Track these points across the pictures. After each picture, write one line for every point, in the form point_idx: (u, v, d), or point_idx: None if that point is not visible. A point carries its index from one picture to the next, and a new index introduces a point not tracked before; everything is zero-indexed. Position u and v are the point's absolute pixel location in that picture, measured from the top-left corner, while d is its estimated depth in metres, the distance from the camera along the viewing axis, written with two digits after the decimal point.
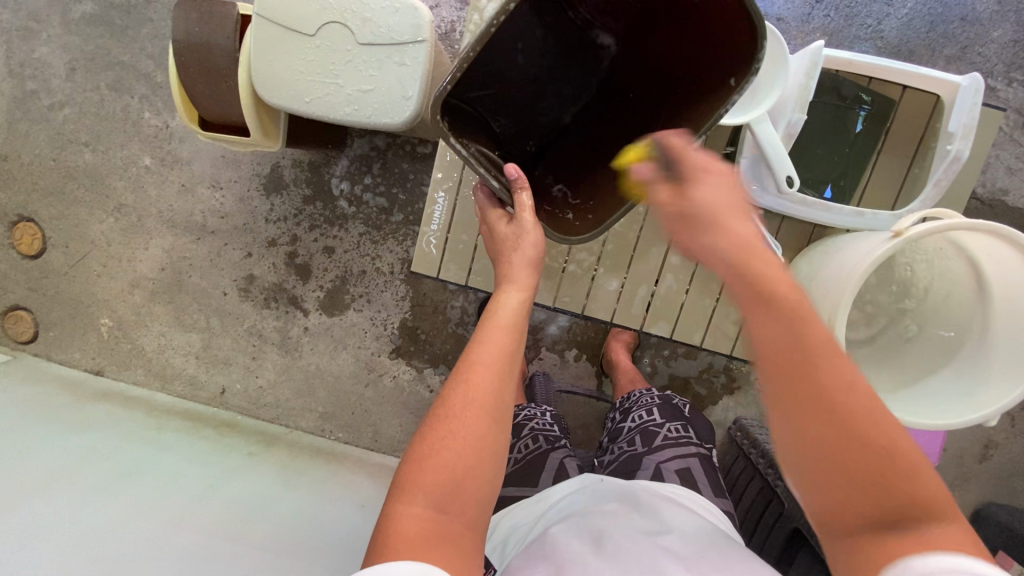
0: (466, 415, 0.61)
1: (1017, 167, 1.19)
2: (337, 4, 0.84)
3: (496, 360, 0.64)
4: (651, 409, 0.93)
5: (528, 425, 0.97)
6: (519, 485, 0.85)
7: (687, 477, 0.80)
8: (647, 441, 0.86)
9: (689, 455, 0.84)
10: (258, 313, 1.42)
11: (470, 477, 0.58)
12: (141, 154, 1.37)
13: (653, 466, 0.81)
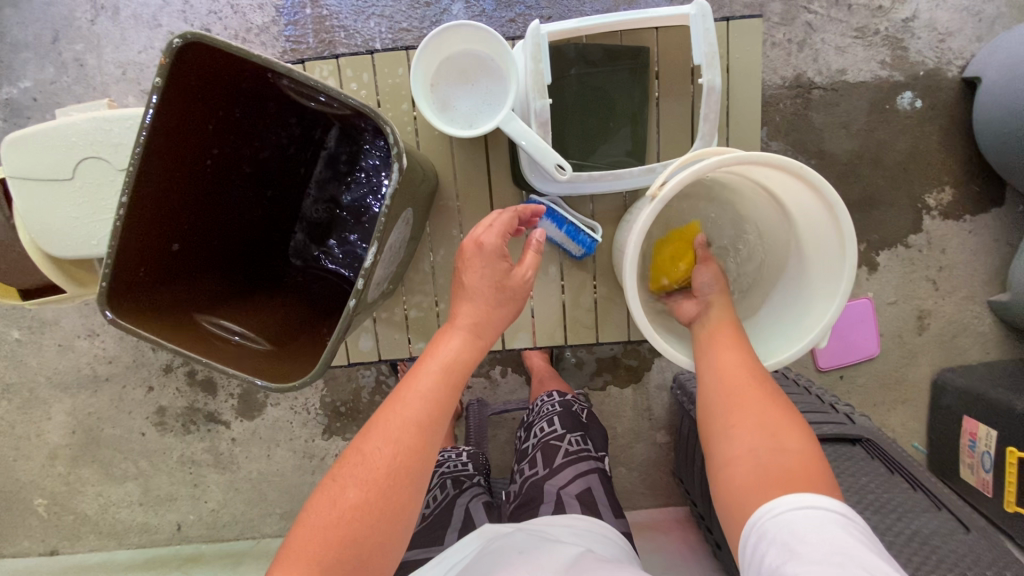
0: (382, 487, 0.58)
1: (846, 44, 1.17)
2: (83, 139, 0.80)
3: (408, 432, 0.60)
4: (552, 419, 0.91)
5: (437, 471, 0.94)
6: (424, 546, 0.79)
7: (587, 500, 0.77)
8: (548, 460, 0.84)
9: (588, 473, 0.81)
10: (182, 441, 1.38)
11: (375, 553, 0.56)
12: (8, 330, 1.32)
13: (553, 495, 0.78)
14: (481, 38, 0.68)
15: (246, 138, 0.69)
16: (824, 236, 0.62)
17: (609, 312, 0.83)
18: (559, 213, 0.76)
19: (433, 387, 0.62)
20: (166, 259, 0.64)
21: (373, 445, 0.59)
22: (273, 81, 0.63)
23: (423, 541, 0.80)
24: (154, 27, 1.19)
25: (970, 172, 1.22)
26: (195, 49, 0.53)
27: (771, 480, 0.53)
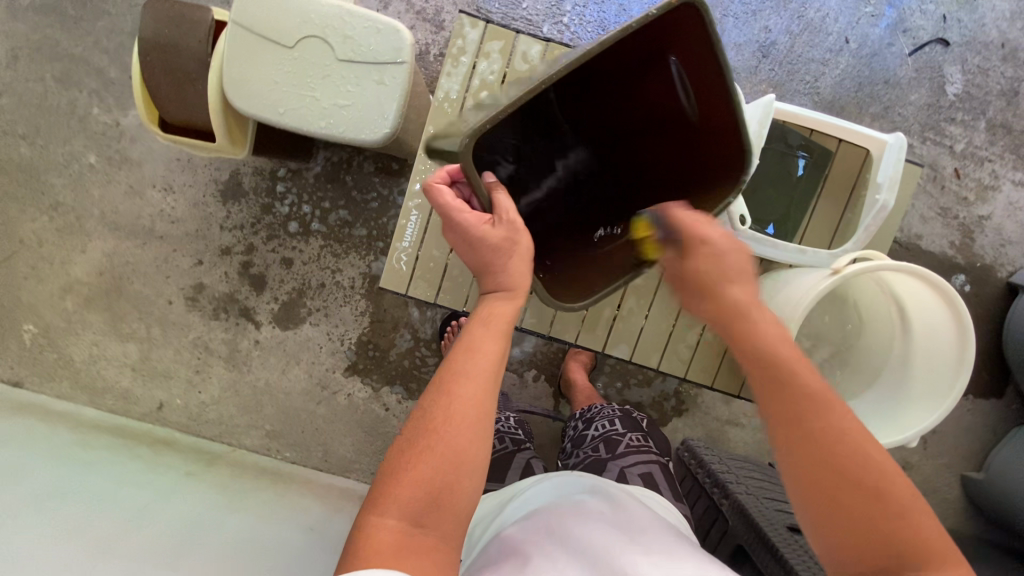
0: (452, 429, 0.56)
1: (929, 216, 1.34)
2: (317, 19, 0.85)
3: (479, 380, 0.59)
4: (614, 419, 1.04)
5: (495, 426, 1.03)
6: (485, 481, 0.92)
7: (648, 481, 0.89)
8: (611, 448, 0.97)
9: (650, 462, 0.93)
10: (205, 324, 1.35)
11: (450, 491, 0.55)
12: (85, 152, 1.29)
13: (617, 469, 0.91)
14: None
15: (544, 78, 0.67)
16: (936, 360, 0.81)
17: (705, 354, 0.91)
18: None
19: (495, 334, 0.62)
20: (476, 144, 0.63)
21: (449, 392, 0.58)
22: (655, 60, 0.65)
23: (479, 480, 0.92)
24: None
25: (986, 360, 1.39)
26: (691, 13, 0.58)
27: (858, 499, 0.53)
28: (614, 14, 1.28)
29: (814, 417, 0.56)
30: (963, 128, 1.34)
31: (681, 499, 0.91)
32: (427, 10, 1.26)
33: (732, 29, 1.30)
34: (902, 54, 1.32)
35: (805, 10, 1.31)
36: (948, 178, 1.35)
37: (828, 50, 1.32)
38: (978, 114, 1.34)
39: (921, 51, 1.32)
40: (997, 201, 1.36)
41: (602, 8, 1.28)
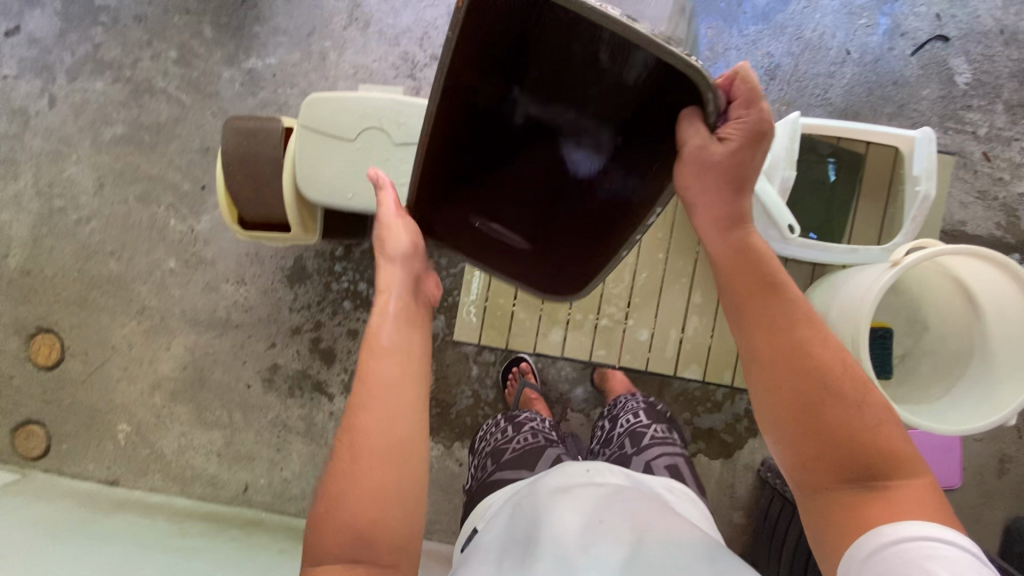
0: (368, 457, 0.67)
1: (969, 201, 1.35)
2: (374, 111, 0.96)
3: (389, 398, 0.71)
4: (640, 415, 1.18)
5: (529, 424, 1.18)
6: (518, 469, 1.04)
7: (674, 470, 1.00)
8: (638, 442, 1.09)
9: (674, 454, 1.05)
10: (282, 403, 1.42)
11: (384, 522, 0.64)
12: (166, 258, 1.43)
13: (643, 460, 1.02)
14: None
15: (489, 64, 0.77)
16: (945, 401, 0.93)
17: None
18: None
19: (392, 361, 0.74)
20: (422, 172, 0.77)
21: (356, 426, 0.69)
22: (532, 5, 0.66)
23: (518, 465, 1.05)
24: (393, 45, 1.40)
25: None
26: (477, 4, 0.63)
27: (838, 439, 0.64)
28: None
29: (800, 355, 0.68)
30: (981, 113, 1.37)
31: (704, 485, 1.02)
32: None
33: (736, 59, 1.39)
34: (905, 56, 1.38)
35: (802, 31, 1.39)
36: (978, 161, 1.36)
37: (832, 64, 1.39)
38: (993, 98, 1.38)
39: (923, 50, 1.38)
40: None
41: None
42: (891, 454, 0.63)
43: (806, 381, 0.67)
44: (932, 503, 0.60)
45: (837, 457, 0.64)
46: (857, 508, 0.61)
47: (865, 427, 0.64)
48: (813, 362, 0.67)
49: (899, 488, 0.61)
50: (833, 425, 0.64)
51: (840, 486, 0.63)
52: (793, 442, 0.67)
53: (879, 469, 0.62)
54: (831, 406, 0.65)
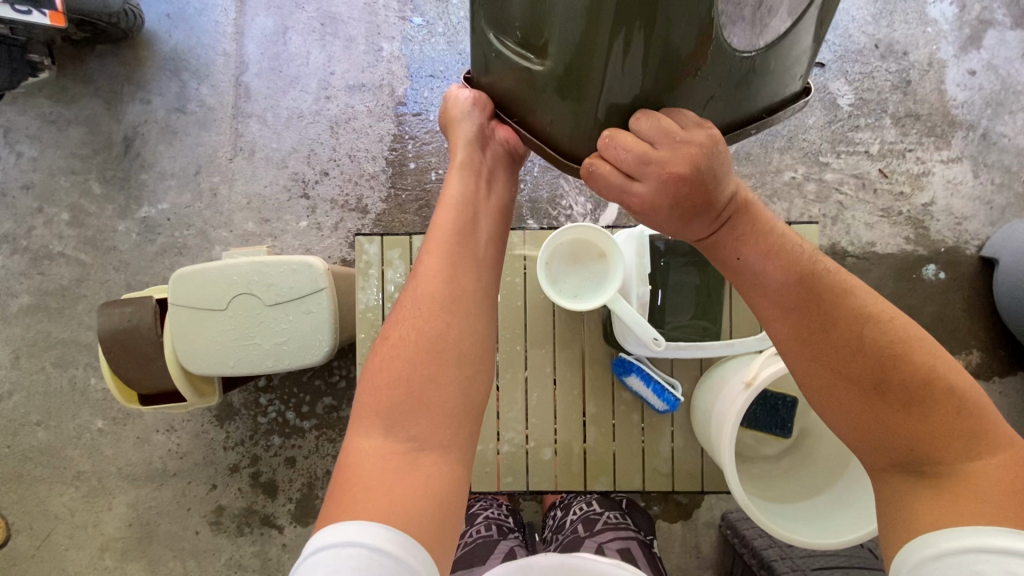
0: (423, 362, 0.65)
1: (874, 220, 1.35)
2: (240, 278, 0.95)
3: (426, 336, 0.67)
4: (593, 500, 1.16)
5: (482, 515, 1.20)
6: (469, 566, 1.05)
7: (627, 555, 1.01)
8: (590, 526, 1.09)
9: (628, 538, 1.05)
10: (233, 543, 1.39)
11: (429, 400, 0.63)
12: (93, 419, 1.41)
13: (594, 544, 1.03)
14: (588, 232, 0.85)
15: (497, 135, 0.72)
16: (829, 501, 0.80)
17: (685, 460, 0.91)
18: (645, 370, 0.87)
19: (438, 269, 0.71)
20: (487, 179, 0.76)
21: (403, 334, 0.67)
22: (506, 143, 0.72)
23: (469, 562, 1.06)
24: (281, 167, 1.40)
25: (997, 337, 1.33)
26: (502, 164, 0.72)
27: (897, 411, 0.62)
28: None
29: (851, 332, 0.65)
30: (871, 131, 1.37)
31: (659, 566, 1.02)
32: (350, 201, 1.39)
33: None
34: None
35: None
36: (876, 179, 1.36)
37: None
38: (880, 113, 1.38)
39: None
40: (934, 184, 1.35)
41: None
42: (959, 433, 0.60)
43: (857, 359, 0.64)
44: (1002, 488, 0.55)
45: (896, 432, 0.62)
46: (914, 493, 0.59)
47: (930, 407, 0.61)
48: (865, 342, 0.65)
49: (968, 468, 0.58)
50: (884, 411, 0.63)
51: (891, 467, 0.63)
52: (848, 416, 0.65)
53: (941, 451, 0.60)
54: (896, 379, 0.63)
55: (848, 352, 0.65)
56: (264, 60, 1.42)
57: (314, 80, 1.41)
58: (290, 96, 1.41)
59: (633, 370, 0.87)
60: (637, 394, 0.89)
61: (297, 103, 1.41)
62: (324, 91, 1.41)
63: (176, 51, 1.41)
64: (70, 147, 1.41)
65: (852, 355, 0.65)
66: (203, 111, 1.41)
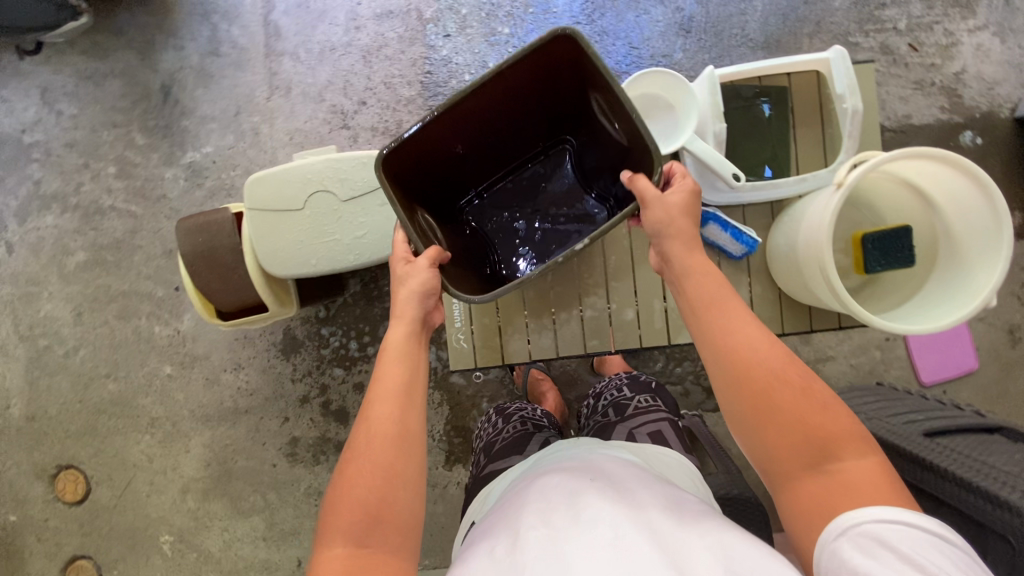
0: (376, 449, 0.69)
1: (908, 94, 1.37)
2: (315, 175, 0.97)
3: (391, 435, 0.70)
4: (621, 388, 1.18)
5: (520, 414, 1.18)
6: (507, 456, 1.02)
7: (658, 434, 0.99)
8: (621, 411, 1.09)
9: (659, 420, 1.04)
10: (311, 472, 1.43)
11: (386, 508, 0.66)
12: (161, 366, 1.44)
13: (625, 430, 1.02)
14: (656, 81, 0.87)
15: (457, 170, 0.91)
16: (954, 296, 0.74)
17: (765, 306, 0.94)
18: (722, 218, 0.89)
19: (388, 363, 0.74)
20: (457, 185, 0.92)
21: (366, 420, 0.71)
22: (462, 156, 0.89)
23: (507, 452, 1.04)
24: (319, 101, 1.42)
25: None
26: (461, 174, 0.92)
27: (795, 422, 0.66)
28: None
29: (749, 354, 0.69)
30: (897, 7, 1.38)
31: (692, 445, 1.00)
32: (390, 127, 1.41)
33: (649, 24, 1.41)
34: None
35: None
36: (907, 54, 1.37)
37: (740, 2, 1.40)
38: None
39: None
40: (963, 53, 1.37)
41: None
42: (837, 436, 0.65)
43: (756, 386, 0.68)
44: (873, 484, 0.60)
45: (788, 441, 0.66)
46: (819, 493, 0.63)
47: (817, 417, 0.65)
48: (758, 365, 0.68)
49: (850, 467, 0.62)
50: (779, 423, 0.66)
51: (799, 472, 0.65)
52: (747, 429, 0.69)
53: (832, 450, 0.64)
54: (786, 397, 0.67)
55: (746, 370, 0.68)
56: None
57: (342, 13, 1.43)
58: (320, 29, 1.43)
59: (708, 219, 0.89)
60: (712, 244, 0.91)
61: (328, 37, 1.43)
62: (354, 22, 1.43)
63: None
64: (109, 101, 1.42)
65: (748, 371, 0.68)
66: (236, 52, 1.42)
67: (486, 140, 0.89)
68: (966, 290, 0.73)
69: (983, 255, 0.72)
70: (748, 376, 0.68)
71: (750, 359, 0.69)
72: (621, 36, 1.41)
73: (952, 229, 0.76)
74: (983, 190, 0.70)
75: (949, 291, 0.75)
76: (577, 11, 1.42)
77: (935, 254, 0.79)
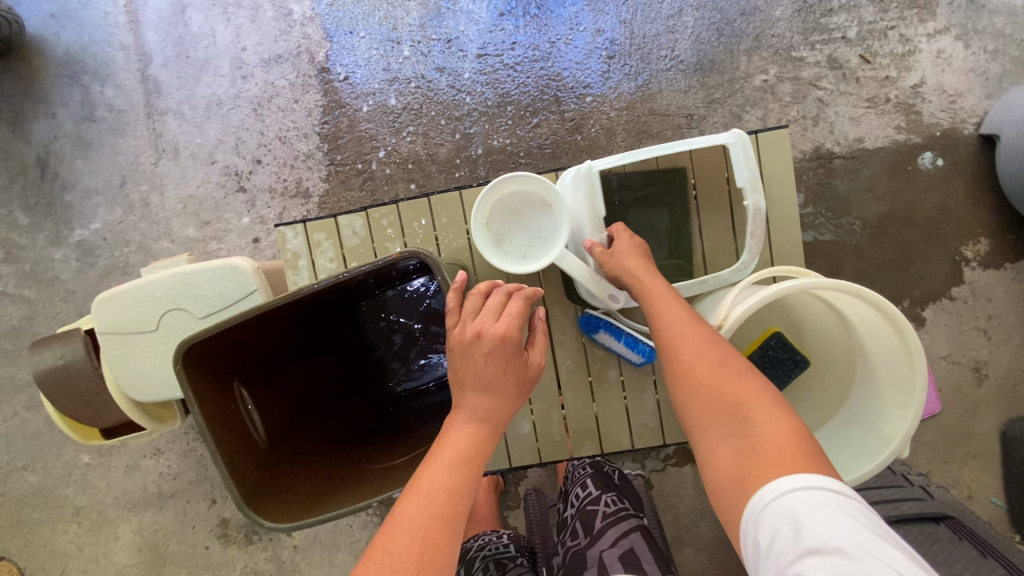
0: (388, 538, 0.55)
1: (859, 113, 1.22)
2: (164, 293, 0.86)
3: (427, 509, 0.55)
4: (586, 482, 1.01)
5: (480, 553, 1.03)
6: None
7: (631, 560, 0.85)
8: (589, 528, 0.94)
9: (630, 533, 0.90)
10: (245, 553, 1.38)
11: None
12: (79, 454, 1.38)
13: (597, 558, 0.87)
14: (521, 181, 0.76)
15: (269, 343, 0.73)
16: (864, 435, 0.65)
17: (672, 411, 0.84)
18: (614, 325, 0.79)
19: (437, 442, 0.62)
20: (267, 364, 0.74)
21: (395, 515, 0.56)
22: (271, 333, 0.72)
23: None
24: (210, 163, 1.29)
25: (1007, 219, 1.22)
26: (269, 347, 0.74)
27: (722, 398, 0.62)
28: (452, 100, 1.27)
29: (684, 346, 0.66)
30: (846, 13, 1.22)
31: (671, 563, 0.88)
32: (289, 187, 1.29)
33: (568, 50, 1.25)
34: None
35: None
36: (857, 68, 1.22)
37: (668, 18, 1.24)
38: None
39: None
40: (922, 62, 1.21)
41: (438, 98, 1.27)
42: (746, 399, 0.60)
43: (688, 379, 0.64)
44: (786, 447, 0.55)
45: (720, 424, 0.61)
46: (746, 468, 0.56)
47: (742, 395, 0.61)
48: (690, 359, 0.65)
49: (761, 429, 0.58)
50: (713, 405, 0.62)
51: (733, 455, 0.59)
52: (697, 430, 0.64)
53: (757, 419, 0.59)
54: (726, 387, 0.62)
55: (686, 362, 0.65)
56: (167, 46, 1.29)
57: (226, 61, 1.28)
58: (204, 81, 1.29)
59: (601, 327, 0.80)
60: (611, 351, 0.81)
61: (214, 89, 1.29)
62: (239, 71, 1.29)
63: (70, 53, 1.28)
64: None
65: (689, 365, 0.65)
66: (114, 115, 1.29)
67: (303, 311, 0.73)
68: (879, 431, 0.63)
69: (896, 390, 0.63)
70: (693, 374, 0.64)
71: (685, 348, 0.65)
72: (537, 66, 1.26)
73: (867, 352, 0.67)
74: (891, 326, 0.60)
75: (863, 428, 0.66)
76: (486, 40, 1.27)
77: (852, 373, 0.70)
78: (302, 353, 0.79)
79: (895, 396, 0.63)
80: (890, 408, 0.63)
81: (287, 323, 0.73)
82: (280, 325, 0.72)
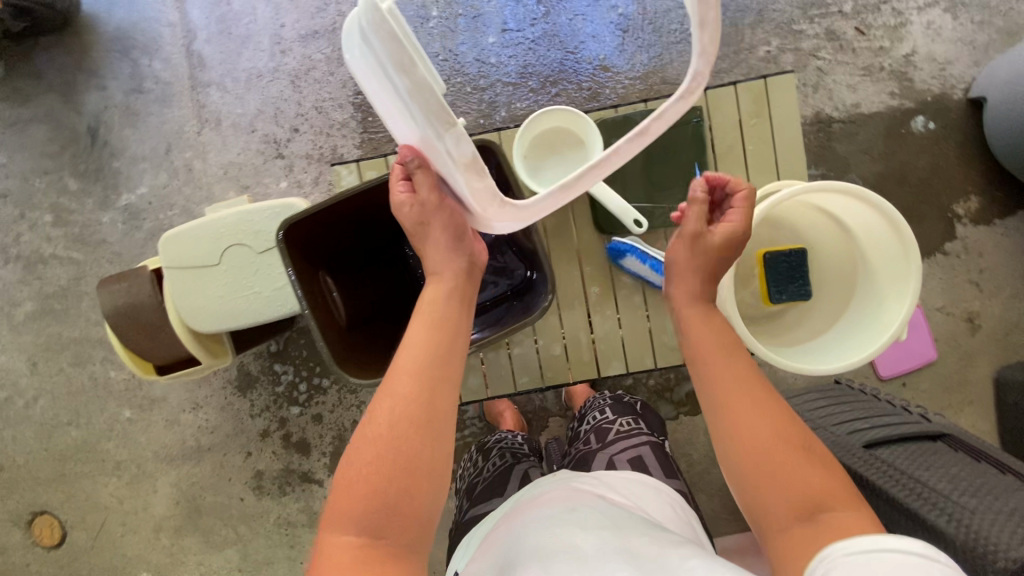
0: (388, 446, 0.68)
1: (856, 81, 1.31)
2: (226, 228, 0.95)
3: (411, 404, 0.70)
4: (604, 409, 1.10)
5: (496, 446, 1.12)
6: (488, 501, 0.98)
7: (639, 464, 0.94)
8: (602, 438, 1.02)
9: (640, 445, 0.98)
10: (279, 504, 1.44)
11: (399, 498, 0.67)
12: (120, 410, 1.45)
13: (606, 458, 0.96)
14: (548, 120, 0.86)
15: (348, 244, 0.88)
16: (863, 327, 0.75)
17: None
18: (640, 250, 0.88)
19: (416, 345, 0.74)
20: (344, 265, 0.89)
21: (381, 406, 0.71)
22: (347, 234, 0.86)
23: (488, 495, 0.99)
24: (250, 131, 1.38)
25: (994, 179, 1.31)
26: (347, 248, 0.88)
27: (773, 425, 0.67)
28: (477, 70, 1.36)
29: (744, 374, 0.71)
30: None
31: (675, 474, 0.95)
32: (325, 153, 1.37)
33: (586, 25, 1.35)
34: None
35: None
36: (853, 39, 1.31)
37: None
38: None
39: None
40: (913, 34, 1.31)
41: (465, 70, 1.36)
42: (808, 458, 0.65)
43: (736, 381, 0.70)
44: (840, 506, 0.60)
45: (764, 441, 0.66)
46: (802, 515, 0.61)
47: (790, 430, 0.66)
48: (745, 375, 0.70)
49: (819, 484, 0.62)
50: (750, 411, 0.68)
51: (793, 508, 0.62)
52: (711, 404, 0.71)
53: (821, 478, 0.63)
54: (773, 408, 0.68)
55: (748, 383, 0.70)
56: (211, 24, 1.38)
57: (266, 36, 1.38)
58: (245, 55, 1.38)
59: (628, 252, 0.88)
60: (636, 275, 0.90)
61: (254, 63, 1.38)
62: (279, 46, 1.38)
63: (121, 30, 1.38)
64: (38, 147, 1.39)
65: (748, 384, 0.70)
66: (160, 87, 1.38)
67: (374, 219, 0.87)
68: (879, 322, 0.73)
69: (894, 286, 0.73)
70: (742, 392, 0.70)
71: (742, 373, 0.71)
72: (557, 40, 1.35)
73: (866, 258, 0.77)
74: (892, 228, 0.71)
75: (863, 322, 0.75)
76: (509, 16, 1.36)
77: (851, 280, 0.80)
78: (372, 261, 0.93)
79: (892, 290, 0.73)
80: (888, 301, 0.73)
81: (360, 228, 0.87)
82: (357, 228, 0.87)
